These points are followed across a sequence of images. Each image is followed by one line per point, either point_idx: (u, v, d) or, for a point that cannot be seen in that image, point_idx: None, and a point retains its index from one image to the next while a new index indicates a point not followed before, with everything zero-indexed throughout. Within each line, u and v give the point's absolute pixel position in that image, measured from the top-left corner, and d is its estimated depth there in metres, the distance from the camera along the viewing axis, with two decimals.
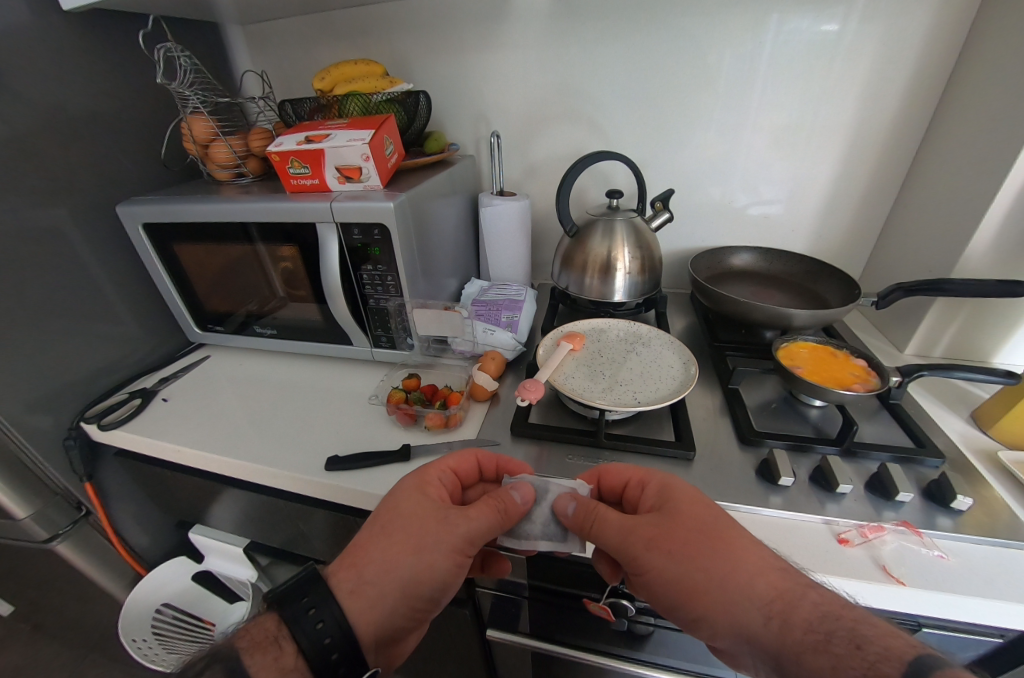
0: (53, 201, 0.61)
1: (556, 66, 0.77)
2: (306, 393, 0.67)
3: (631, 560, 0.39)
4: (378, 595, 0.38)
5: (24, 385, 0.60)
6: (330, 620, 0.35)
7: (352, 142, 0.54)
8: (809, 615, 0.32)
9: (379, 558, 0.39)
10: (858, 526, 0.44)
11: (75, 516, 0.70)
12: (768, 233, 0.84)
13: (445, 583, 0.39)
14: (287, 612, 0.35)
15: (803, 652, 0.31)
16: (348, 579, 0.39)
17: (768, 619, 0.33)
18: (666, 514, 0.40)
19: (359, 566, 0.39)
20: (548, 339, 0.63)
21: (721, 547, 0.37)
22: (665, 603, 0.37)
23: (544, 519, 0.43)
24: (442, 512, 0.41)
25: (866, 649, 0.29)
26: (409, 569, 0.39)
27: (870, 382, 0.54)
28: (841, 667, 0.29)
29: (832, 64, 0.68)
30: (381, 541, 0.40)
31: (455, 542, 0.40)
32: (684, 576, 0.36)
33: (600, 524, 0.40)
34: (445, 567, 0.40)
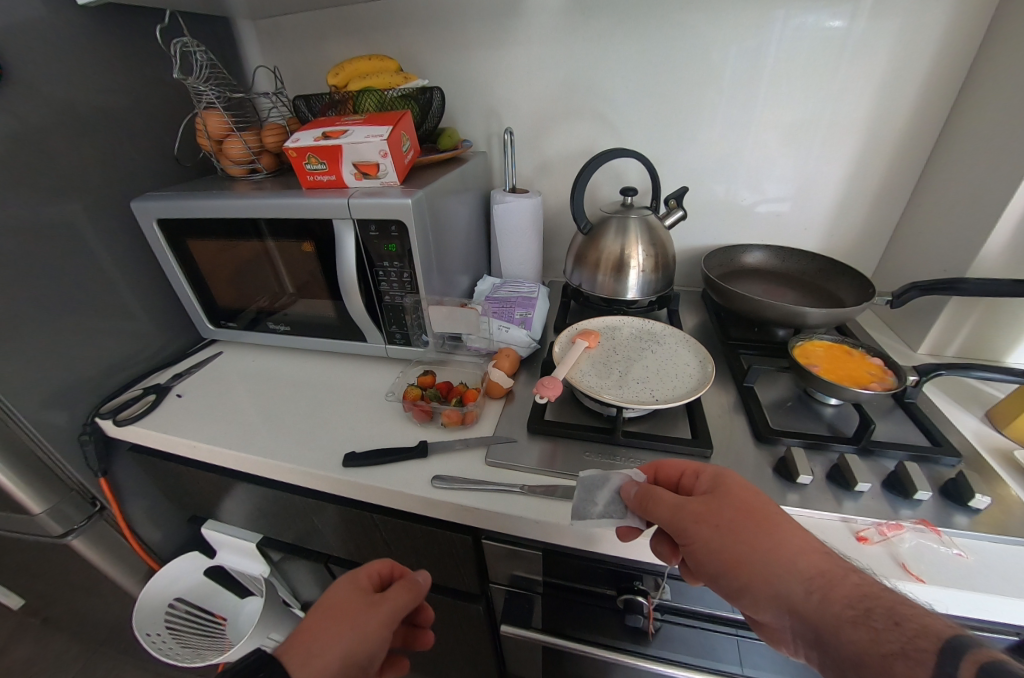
0: (67, 196, 0.61)
1: (569, 62, 0.77)
2: (320, 389, 0.67)
3: (679, 530, 0.37)
4: (322, 673, 0.34)
5: (38, 380, 0.60)
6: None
7: (370, 139, 0.53)
8: (851, 592, 0.30)
9: (319, 637, 0.36)
10: (876, 524, 0.44)
11: (89, 511, 0.70)
12: (780, 231, 0.84)
13: (376, 659, 0.37)
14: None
15: (840, 625, 0.29)
16: (295, 657, 0.34)
17: (808, 592, 0.31)
18: (716, 491, 0.38)
19: (305, 645, 0.35)
20: (563, 337, 0.63)
21: (771, 524, 0.35)
22: (706, 572, 0.36)
23: (607, 500, 0.42)
24: (371, 594, 0.40)
25: (905, 623, 0.27)
26: (349, 642, 0.36)
27: (887, 381, 0.54)
28: (879, 641, 0.27)
29: (847, 61, 0.68)
30: (318, 626, 0.37)
31: (388, 614, 0.39)
32: (729, 547, 0.35)
33: (653, 496, 0.40)
34: (379, 641, 0.37)
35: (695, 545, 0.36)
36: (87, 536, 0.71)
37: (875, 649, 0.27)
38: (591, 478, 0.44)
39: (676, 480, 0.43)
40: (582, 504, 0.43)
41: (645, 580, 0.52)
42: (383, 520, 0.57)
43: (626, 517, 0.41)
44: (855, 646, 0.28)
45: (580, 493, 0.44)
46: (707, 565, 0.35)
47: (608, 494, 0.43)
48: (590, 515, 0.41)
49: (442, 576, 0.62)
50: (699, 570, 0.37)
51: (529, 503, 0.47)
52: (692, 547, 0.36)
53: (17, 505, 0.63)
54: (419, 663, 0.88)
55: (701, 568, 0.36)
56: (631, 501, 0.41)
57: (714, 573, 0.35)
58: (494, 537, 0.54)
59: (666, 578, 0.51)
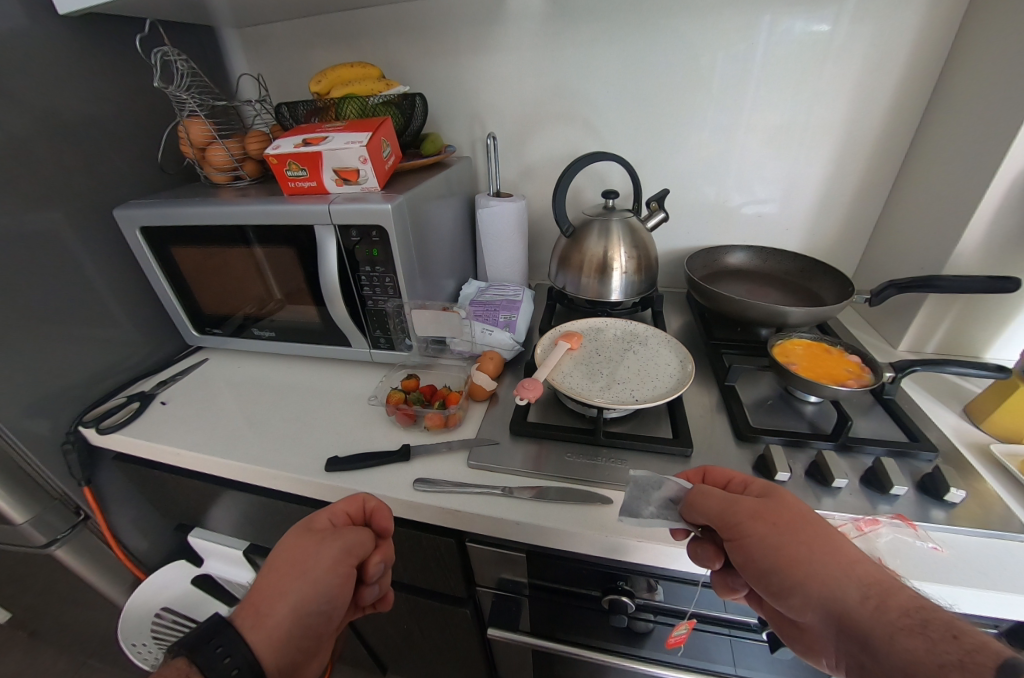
0: (49, 204, 0.61)
1: (551, 68, 0.78)
2: (304, 394, 0.67)
3: (730, 525, 0.38)
4: (278, 624, 0.35)
5: (19, 389, 0.60)
6: (240, 656, 0.32)
7: (349, 145, 0.54)
8: (907, 604, 0.30)
9: (268, 592, 0.37)
10: (854, 520, 0.45)
11: (74, 520, 0.70)
12: (762, 232, 0.85)
13: (333, 594, 0.38)
14: (195, 658, 0.31)
15: (895, 633, 0.28)
16: (249, 616, 0.36)
17: (864, 599, 0.31)
18: (770, 497, 0.39)
19: (256, 602, 0.36)
20: (546, 339, 0.63)
21: (826, 531, 0.36)
22: (755, 567, 0.36)
23: (661, 503, 0.42)
24: (319, 533, 0.40)
25: (964, 638, 0.27)
26: (298, 592, 0.36)
27: (864, 378, 0.55)
28: (935, 651, 0.26)
29: (824, 64, 0.69)
30: (266, 582, 0.37)
31: (337, 553, 0.38)
32: (785, 544, 0.35)
33: (705, 492, 0.40)
34: (330, 579, 0.38)
35: (748, 540, 0.37)
36: (71, 546, 0.70)
37: (931, 658, 0.26)
38: (645, 478, 0.44)
39: (722, 487, 0.44)
40: (634, 502, 0.42)
41: (634, 581, 0.52)
42: None
43: (678, 522, 0.41)
44: (909, 654, 0.27)
45: (631, 492, 0.44)
46: (759, 560, 0.36)
47: (662, 497, 0.43)
48: (643, 514, 0.41)
49: (428, 581, 0.62)
50: (747, 566, 0.37)
51: (511, 506, 0.47)
52: (743, 543, 0.37)
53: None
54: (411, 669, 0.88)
55: (751, 565, 0.37)
56: (684, 504, 0.41)
57: (765, 569, 0.36)
58: (479, 540, 0.54)
59: (658, 579, 0.50)
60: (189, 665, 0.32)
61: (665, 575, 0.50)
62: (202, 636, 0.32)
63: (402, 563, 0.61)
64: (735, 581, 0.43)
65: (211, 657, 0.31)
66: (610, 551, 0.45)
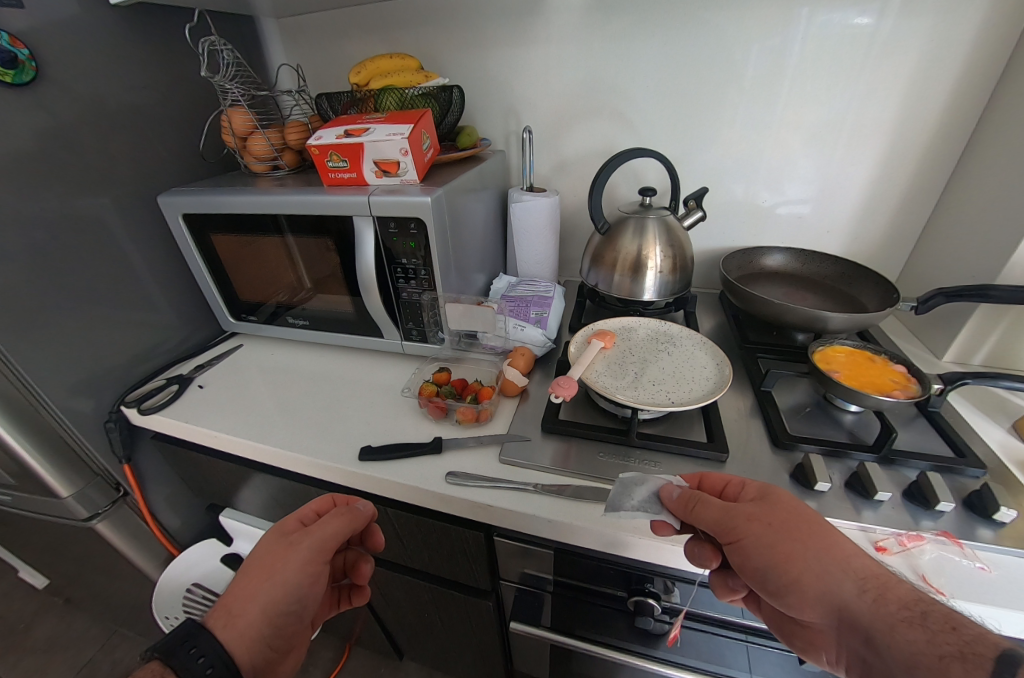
0: (95, 190, 0.63)
1: (588, 60, 0.76)
2: (336, 383, 0.68)
3: (727, 530, 0.38)
4: (250, 624, 0.38)
5: (68, 368, 0.62)
6: (213, 654, 0.34)
7: (391, 137, 0.54)
8: (906, 596, 0.31)
9: (240, 595, 0.39)
10: (896, 534, 0.43)
11: (114, 496, 0.71)
12: (800, 234, 0.82)
13: (302, 594, 0.40)
14: (169, 661, 0.33)
15: (895, 625, 0.30)
16: (221, 617, 0.38)
17: (862, 592, 0.32)
18: (766, 498, 0.39)
19: (228, 605, 0.39)
20: (579, 337, 0.62)
21: (821, 528, 0.36)
22: (753, 568, 0.37)
23: (644, 498, 0.42)
24: (290, 537, 0.43)
25: (963, 629, 0.28)
26: (267, 593, 0.39)
27: (911, 389, 0.52)
28: (935, 642, 0.27)
29: (870, 60, 0.66)
30: (238, 587, 0.40)
31: (307, 555, 0.41)
32: (778, 543, 0.36)
33: (702, 499, 0.40)
34: (300, 580, 0.40)
35: (744, 541, 0.37)
36: (111, 521, 0.72)
37: (932, 649, 0.27)
38: (629, 477, 0.44)
39: (718, 491, 0.43)
40: (616, 497, 0.42)
41: (657, 582, 0.51)
42: (397, 516, 0.57)
43: (660, 513, 0.41)
44: (911, 646, 0.28)
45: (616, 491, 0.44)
46: (756, 561, 0.36)
47: (646, 492, 0.42)
48: (624, 507, 0.41)
49: (453, 573, 0.62)
50: (745, 567, 0.37)
51: (542, 502, 0.47)
52: (741, 544, 0.37)
53: (44, 487, 0.64)
54: (428, 655, 0.89)
55: (748, 566, 0.37)
56: (682, 506, 0.40)
57: (762, 568, 0.36)
58: (506, 535, 0.54)
59: (676, 581, 0.50)
60: (163, 665, 0.34)
61: (684, 577, 0.50)
62: (174, 640, 0.34)
63: (426, 554, 0.61)
64: (733, 582, 0.44)
65: (186, 659, 0.34)
66: (641, 552, 0.45)
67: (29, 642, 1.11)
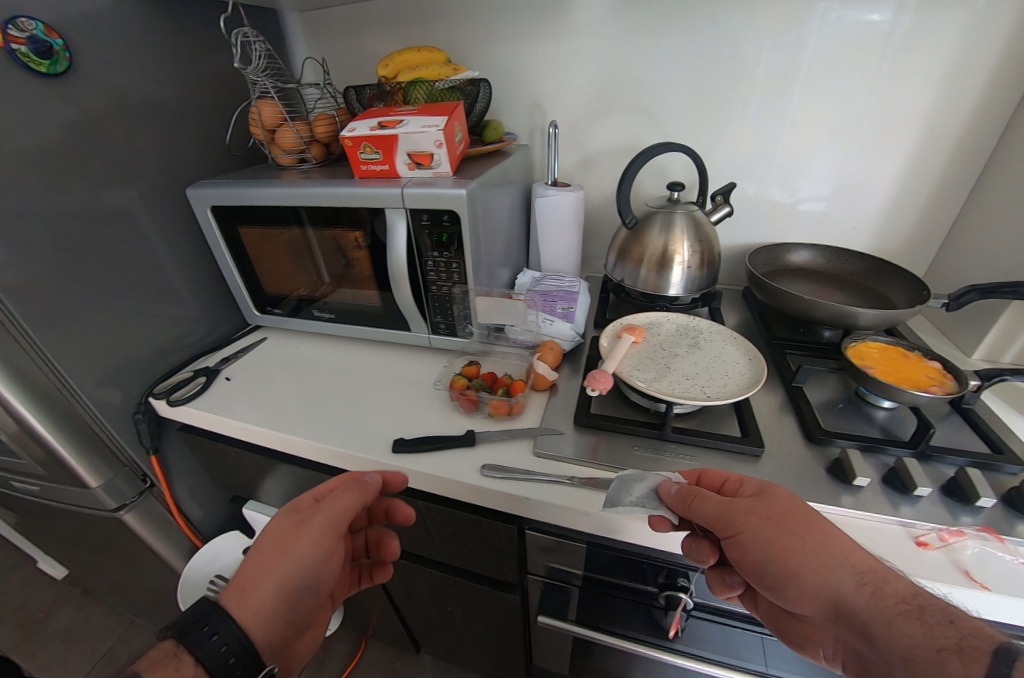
0: (123, 183, 0.63)
1: (614, 54, 0.76)
2: (362, 376, 0.68)
3: (727, 524, 0.38)
4: (265, 601, 0.38)
5: (96, 360, 0.62)
6: (229, 634, 0.35)
7: (427, 129, 0.53)
8: (904, 590, 0.32)
9: (253, 572, 0.39)
10: (937, 529, 0.44)
11: (140, 486, 0.71)
12: (826, 230, 0.81)
13: (317, 570, 0.41)
14: (184, 641, 0.34)
15: (893, 619, 0.30)
16: (235, 595, 0.38)
17: (860, 587, 0.33)
18: (766, 493, 0.40)
19: (241, 583, 0.39)
20: (609, 331, 0.62)
21: (820, 524, 0.37)
22: (751, 561, 0.38)
23: (643, 493, 0.42)
24: (302, 513, 0.43)
25: (960, 623, 0.29)
26: (281, 570, 0.39)
27: (948, 385, 0.52)
28: (933, 635, 0.28)
29: (902, 55, 0.66)
30: (251, 564, 0.40)
31: (320, 530, 0.41)
32: (778, 537, 0.36)
33: (701, 494, 0.40)
34: (314, 556, 0.41)
35: (744, 534, 0.37)
36: (138, 511, 0.72)
37: (930, 643, 0.28)
38: (628, 474, 0.45)
39: (717, 488, 0.44)
40: (616, 491, 0.43)
41: (690, 577, 0.51)
42: (427, 509, 0.57)
43: (659, 509, 0.41)
44: (909, 640, 0.29)
45: (615, 486, 0.44)
46: (756, 555, 0.37)
47: (645, 488, 0.43)
48: (624, 501, 0.41)
49: (481, 567, 0.62)
50: (744, 560, 0.38)
51: (579, 495, 0.47)
52: (740, 539, 0.38)
53: (75, 477, 0.64)
54: (447, 649, 0.90)
55: (748, 559, 0.38)
56: (679, 503, 0.41)
57: (761, 562, 0.37)
58: (538, 528, 0.54)
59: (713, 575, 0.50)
60: (177, 646, 0.34)
61: None
62: (187, 620, 0.35)
63: (454, 548, 0.61)
64: (730, 579, 0.45)
65: (202, 639, 0.34)
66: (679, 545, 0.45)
67: (48, 631, 1.12)
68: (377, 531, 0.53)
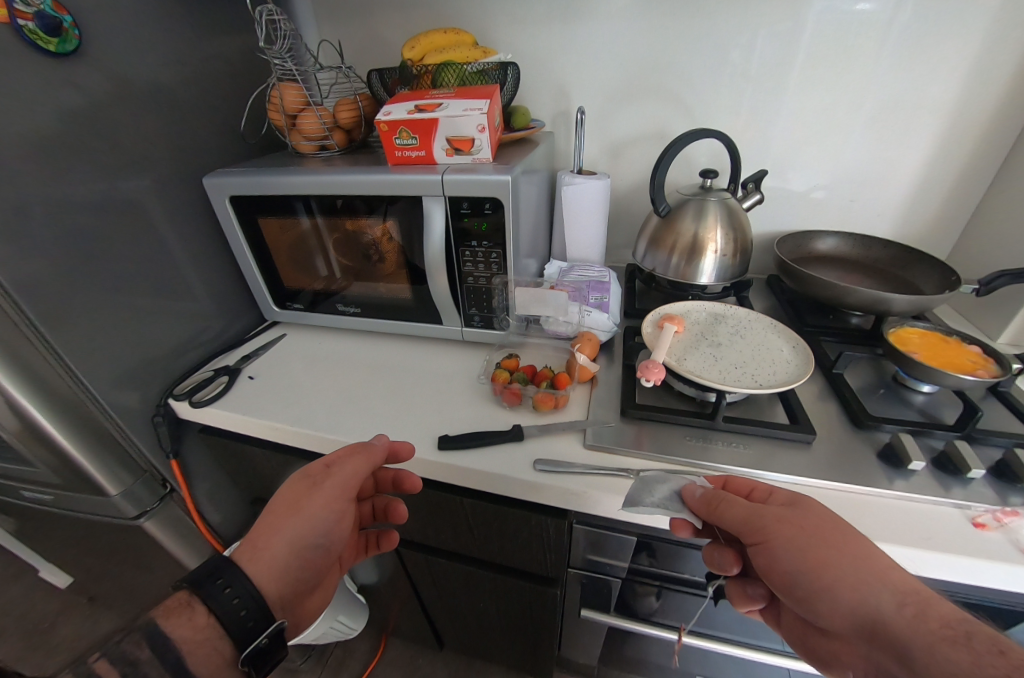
0: (134, 171, 0.59)
1: (642, 38, 0.74)
2: (394, 372, 0.66)
3: (756, 531, 0.38)
4: (276, 556, 0.40)
5: (111, 359, 0.59)
6: (239, 588, 0.37)
7: (469, 112, 0.51)
8: (948, 614, 0.31)
9: (265, 529, 0.41)
10: (992, 510, 0.44)
11: (161, 493, 0.68)
12: (850, 218, 0.82)
13: (327, 529, 0.43)
14: (198, 591, 0.36)
15: (936, 643, 0.29)
16: (247, 551, 0.40)
17: (900, 607, 0.32)
18: (798, 504, 0.39)
19: (254, 540, 0.40)
20: (648, 322, 0.61)
21: (856, 538, 0.35)
22: (780, 572, 0.37)
23: (664, 496, 0.43)
24: (313, 478, 0.43)
25: (1011, 653, 0.27)
26: (293, 528, 0.41)
27: (992, 369, 0.52)
28: (979, 664, 0.27)
29: (935, 39, 0.65)
30: (263, 522, 0.41)
31: (330, 493, 0.42)
32: (811, 548, 0.35)
33: (729, 499, 0.40)
34: (325, 516, 0.42)
35: (774, 543, 0.37)
36: (158, 519, 0.68)
37: (977, 671, 0.27)
38: (651, 476, 0.45)
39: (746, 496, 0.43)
40: (636, 492, 0.43)
41: None
42: (470, 507, 0.56)
43: (682, 511, 0.41)
44: (952, 666, 0.28)
45: (636, 487, 0.45)
46: (786, 564, 0.36)
47: (667, 491, 0.43)
48: (642, 502, 0.42)
49: (523, 563, 0.61)
50: (772, 570, 0.37)
51: None
52: (769, 546, 0.37)
53: (93, 485, 0.61)
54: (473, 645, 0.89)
55: (776, 568, 0.37)
56: (704, 507, 0.41)
57: (791, 572, 0.36)
58: (587, 522, 0.53)
59: None
60: (189, 595, 0.37)
61: None
62: (202, 574, 0.37)
63: (496, 544, 0.60)
64: (752, 591, 0.45)
65: (216, 591, 0.36)
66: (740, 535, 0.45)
67: (51, 643, 1.07)
68: (384, 500, 0.54)
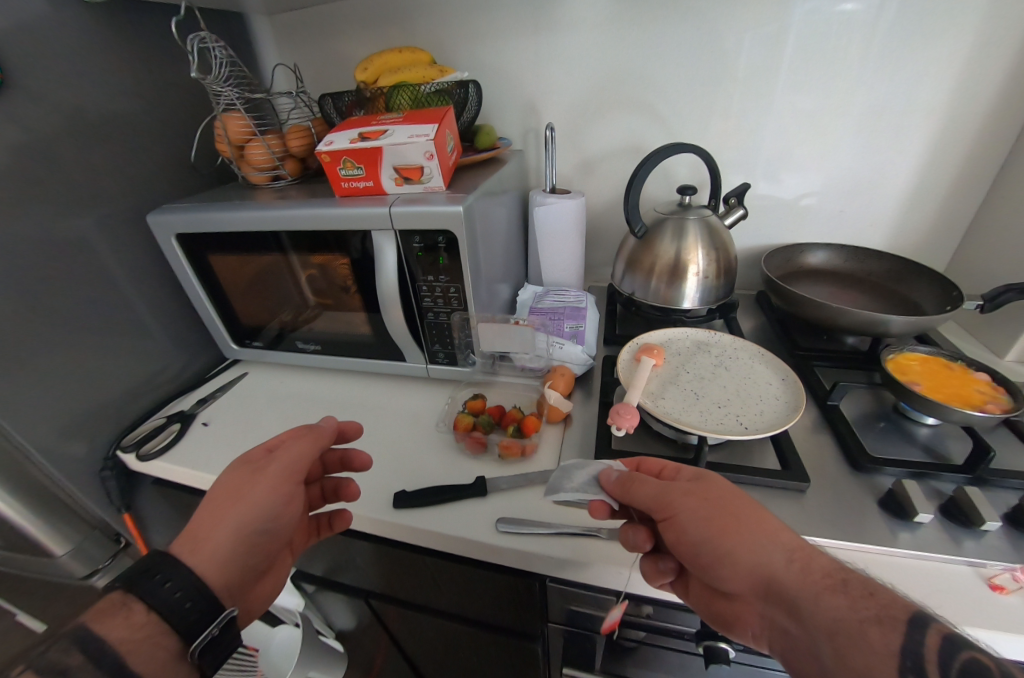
0: (79, 210, 0.56)
1: (613, 49, 0.70)
2: (355, 413, 0.62)
3: (664, 505, 0.34)
4: (220, 547, 0.34)
5: (55, 412, 0.55)
6: (183, 578, 0.31)
7: (414, 139, 0.48)
8: (829, 565, 0.29)
9: (203, 520, 0.35)
10: (1009, 569, 0.38)
11: (114, 549, 0.67)
12: (841, 228, 0.77)
13: (277, 513, 0.37)
14: (135, 590, 0.30)
15: (819, 593, 0.27)
16: (186, 544, 0.34)
17: (788, 561, 0.30)
18: (700, 474, 0.36)
19: (193, 532, 0.35)
20: (625, 355, 0.57)
21: (751, 502, 0.33)
22: (687, 545, 0.33)
23: (582, 481, 0.40)
24: (254, 463, 0.38)
25: (880, 595, 0.27)
26: (236, 516, 0.35)
27: (1002, 401, 0.47)
28: (856, 607, 0.26)
29: (922, 40, 0.61)
30: (201, 513, 0.35)
31: (277, 474, 0.37)
32: (716, 514, 0.32)
33: (639, 477, 0.36)
34: (274, 500, 0.37)
35: (681, 515, 0.33)
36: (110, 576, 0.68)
37: (853, 614, 0.26)
38: (572, 461, 0.42)
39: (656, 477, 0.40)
40: (557, 480, 0.41)
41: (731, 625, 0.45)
42: (434, 565, 0.51)
43: (599, 494, 0.38)
44: (835, 614, 0.26)
45: (558, 475, 0.42)
46: (691, 535, 0.32)
47: (586, 474, 0.40)
48: (562, 489, 0.39)
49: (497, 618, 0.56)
50: (680, 544, 0.33)
51: (612, 551, 0.41)
52: (675, 520, 0.33)
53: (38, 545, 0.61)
54: None
55: (683, 541, 0.33)
56: (617, 487, 0.37)
57: (697, 543, 0.32)
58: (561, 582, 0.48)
59: None
60: (125, 595, 0.31)
61: None
62: (136, 572, 0.31)
63: (466, 600, 0.55)
64: (665, 565, 0.38)
65: (154, 588, 0.30)
66: None
67: None
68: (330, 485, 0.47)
